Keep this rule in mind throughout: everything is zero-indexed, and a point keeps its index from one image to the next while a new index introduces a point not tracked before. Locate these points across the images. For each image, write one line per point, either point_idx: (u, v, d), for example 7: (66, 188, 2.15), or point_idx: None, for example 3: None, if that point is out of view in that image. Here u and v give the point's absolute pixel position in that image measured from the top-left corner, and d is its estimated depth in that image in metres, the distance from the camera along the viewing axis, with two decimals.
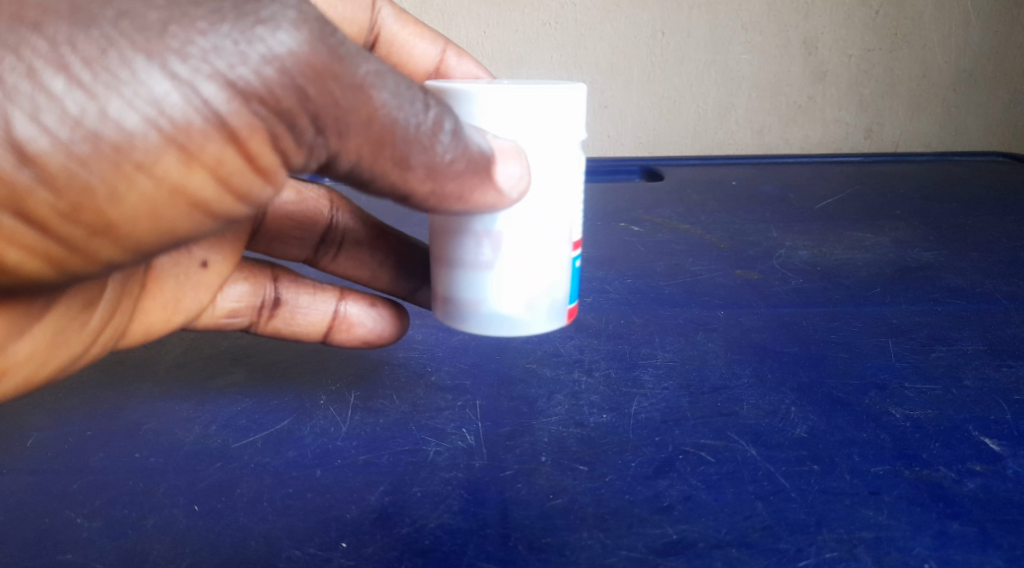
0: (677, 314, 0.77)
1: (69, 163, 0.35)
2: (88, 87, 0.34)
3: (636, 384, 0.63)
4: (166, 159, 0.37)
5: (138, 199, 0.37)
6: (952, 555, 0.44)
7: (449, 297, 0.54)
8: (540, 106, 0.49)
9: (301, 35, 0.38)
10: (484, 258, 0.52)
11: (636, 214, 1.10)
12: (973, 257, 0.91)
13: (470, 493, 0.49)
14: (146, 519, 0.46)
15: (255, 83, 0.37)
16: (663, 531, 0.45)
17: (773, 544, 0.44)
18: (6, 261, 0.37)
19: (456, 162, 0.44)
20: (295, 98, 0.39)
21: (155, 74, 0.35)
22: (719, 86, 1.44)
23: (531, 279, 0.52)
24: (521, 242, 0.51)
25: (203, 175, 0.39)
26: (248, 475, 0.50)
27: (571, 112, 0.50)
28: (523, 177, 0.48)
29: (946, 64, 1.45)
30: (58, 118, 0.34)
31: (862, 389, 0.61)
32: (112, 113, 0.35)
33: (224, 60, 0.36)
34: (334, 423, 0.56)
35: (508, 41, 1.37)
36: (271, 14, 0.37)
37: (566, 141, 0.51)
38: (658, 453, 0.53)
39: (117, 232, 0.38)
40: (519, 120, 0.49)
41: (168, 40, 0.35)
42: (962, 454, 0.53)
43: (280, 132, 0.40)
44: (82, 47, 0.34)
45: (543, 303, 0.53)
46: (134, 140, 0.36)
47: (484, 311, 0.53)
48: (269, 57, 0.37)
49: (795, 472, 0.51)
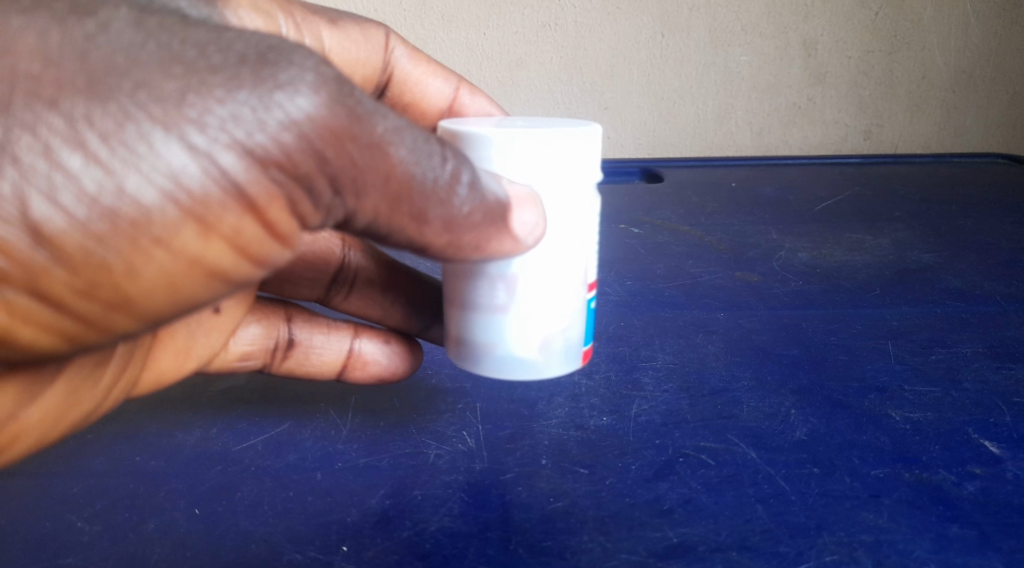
0: (677, 317, 0.77)
1: (85, 240, 0.35)
2: (106, 163, 0.34)
3: (635, 386, 0.63)
4: (183, 231, 0.37)
5: (155, 272, 0.37)
6: (952, 558, 0.44)
7: (461, 339, 0.54)
8: (550, 150, 0.49)
9: (319, 99, 0.38)
10: (498, 303, 0.52)
11: (636, 216, 1.10)
12: (973, 260, 0.91)
13: (470, 496, 0.49)
14: (146, 523, 0.46)
15: (274, 149, 0.37)
16: (662, 534, 0.45)
17: (772, 547, 0.44)
18: (25, 338, 0.37)
19: (473, 213, 0.45)
20: (312, 161, 0.39)
21: (173, 146, 0.35)
22: (719, 87, 1.43)
23: (546, 322, 0.52)
24: (537, 281, 0.51)
25: (222, 244, 0.39)
26: (249, 478, 0.50)
27: (586, 158, 0.51)
28: (538, 224, 0.48)
29: (945, 66, 1.45)
30: (75, 196, 0.34)
31: (862, 391, 0.62)
32: (129, 189, 0.35)
33: (242, 128, 0.36)
34: (334, 427, 0.57)
35: (508, 43, 1.37)
36: (289, 77, 0.37)
37: (578, 187, 0.51)
38: (658, 456, 0.53)
39: (134, 305, 0.38)
40: (535, 166, 0.49)
41: (186, 110, 0.35)
42: (962, 457, 0.53)
43: (298, 197, 0.40)
44: (101, 123, 0.34)
45: (557, 345, 0.53)
46: (151, 215, 0.35)
47: (498, 354, 0.53)
48: (288, 123, 0.37)
49: (795, 475, 0.51)
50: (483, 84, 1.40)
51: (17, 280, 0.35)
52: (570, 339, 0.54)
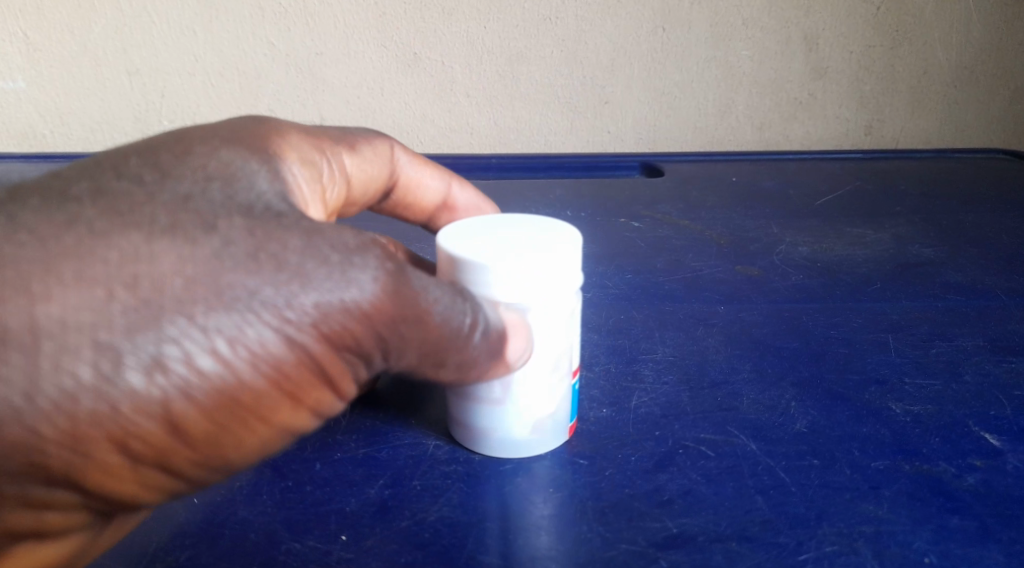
0: (678, 309, 0.77)
1: (205, 423, 0.39)
2: (226, 359, 0.39)
3: (635, 378, 0.63)
4: (272, 394, 0.41)
5: (253, 445, 0.42)
6: (952, 549, 0.44)
7: (458, 427, 0.53)
8: (545, 266, 0.49)
9: (386, 286, 0.43)
10: (494, 393, 0.51)
11: (636, 209, 1.10)
12: (973, 254, 0.90)
13: (469, 486, 0.49)
14: (146, 512, 0.46)
15: (348, 333, 0.42)
16: (662, 525, 0.45)
17: (772, 538, 0.44)
18: (120, 493, 0.40)
19: (491, 363, 0.49)
20: (375, 339, 0.44)
21: (276, 340, 0.40)
22: (720, 81, 1.43)
23: (545, 408, 0.52)
24: (532, 368, 0.51)
25: (301, 415, 0.43)
26: (248, 468, 0.50)
27: (573, 265, 0.51)
28: (529, 348, 0.50)
29: (947, 61, 1.45)
30: (203, 387, 0.38)
31: (862, 383, 0.62)
32: (243, 377, 0.39)
33: (329, 318, 0.41)
34: (334, 417, 0.56)
35: (508, 36, 1.37)
36: (362, 268, 0.42)
37: (567, 293, 0.51)
38: (658, 447, 0.53)
39: (228, 467, 0.43)
40: (529, 284, 0.49)
41: (286, 307, 0.40)
42: (962, 449, 0.53)
43: (356, 364, 0.45)
44: (223, 326, 0.38)
45: (557, 428, 0.53)
46: (258, 398, 0.40)
47: (500, 445, 0.52)
48: (362, 310, 0.42)
49: (795, 466, 0.51)
50: (484, 77, 1.40)
51: (127, 442, 0.37)
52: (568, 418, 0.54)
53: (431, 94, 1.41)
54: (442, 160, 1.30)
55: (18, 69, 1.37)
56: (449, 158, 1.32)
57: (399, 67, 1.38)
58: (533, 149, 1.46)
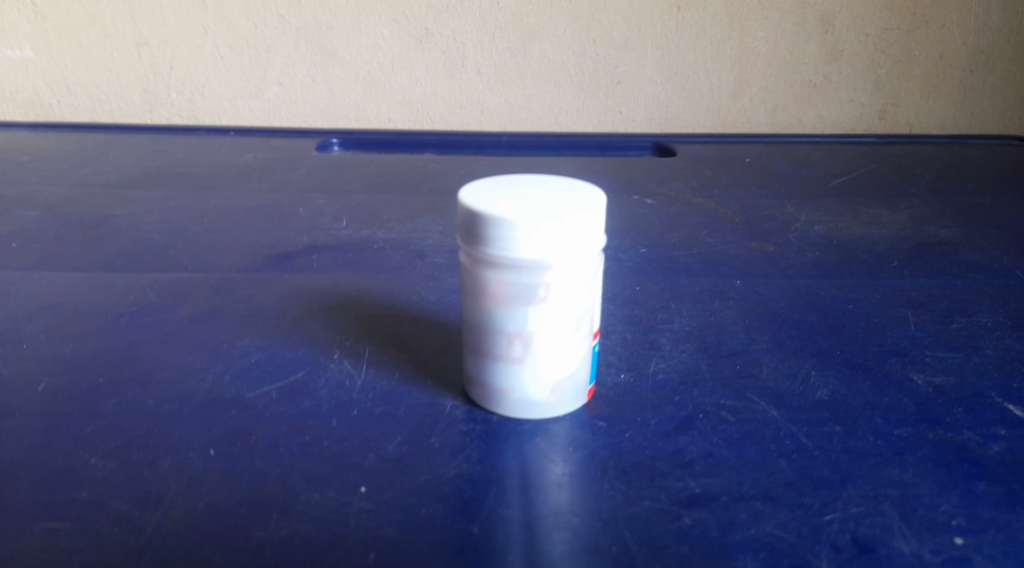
0: (693, 283, 0.76)
1: None
2: None
3: (653, 346, 0.62)
4: None
5: None
6: (979, 513, 0.43)
7: (479, 384, 0.51)
8: (570, 224, 0.46)
9: None
10: (514, 352, 0.49)
11: (649, 187, 1.09)
12: (991, 235, 0.90)
13: (488, 444, 0.48)
14: (161, 462, 0.45)
15: None
16: (684, 484, 0.45)
17: (797, 499, 0.44)
18: None
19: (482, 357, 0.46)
20: None
21: None
22: (734, 63, 1.42)
23: (566, 369, 0.50)
24: (553, 327, 0.49)
25: None
26: (265, 422, 0.50)
27: (599, 224, 0.48)
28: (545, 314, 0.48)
29: (963, 47, 1.44)
30: None
31: (883, 355, 0.61)
32: None
33: None
34: (349, 376, 0.56)
35: (522, 13, 1.35)
36: None
37: (592, 252, 0.49)
38: (678, 412, 0.52)
39: None
40: (557, 244, 0.46)
41: None
42: (985, 419, 0.52)
43: None
44: None
45: (576, 391, 0.51)
46: None
47: (520, 402, 0.50)
48: None
49: (817, 432, 0.50)
50: (496, 54, 1.39)
51: None
52: (587, 378, 0.52)
53: (442, 70, 1.40)
54: (453, 137, 1.29)
55: (26, 36, 1.36)
56: (459, 135, 1.31)
57: (411, 42, 1.37)
58: (543, 129, 1.45)
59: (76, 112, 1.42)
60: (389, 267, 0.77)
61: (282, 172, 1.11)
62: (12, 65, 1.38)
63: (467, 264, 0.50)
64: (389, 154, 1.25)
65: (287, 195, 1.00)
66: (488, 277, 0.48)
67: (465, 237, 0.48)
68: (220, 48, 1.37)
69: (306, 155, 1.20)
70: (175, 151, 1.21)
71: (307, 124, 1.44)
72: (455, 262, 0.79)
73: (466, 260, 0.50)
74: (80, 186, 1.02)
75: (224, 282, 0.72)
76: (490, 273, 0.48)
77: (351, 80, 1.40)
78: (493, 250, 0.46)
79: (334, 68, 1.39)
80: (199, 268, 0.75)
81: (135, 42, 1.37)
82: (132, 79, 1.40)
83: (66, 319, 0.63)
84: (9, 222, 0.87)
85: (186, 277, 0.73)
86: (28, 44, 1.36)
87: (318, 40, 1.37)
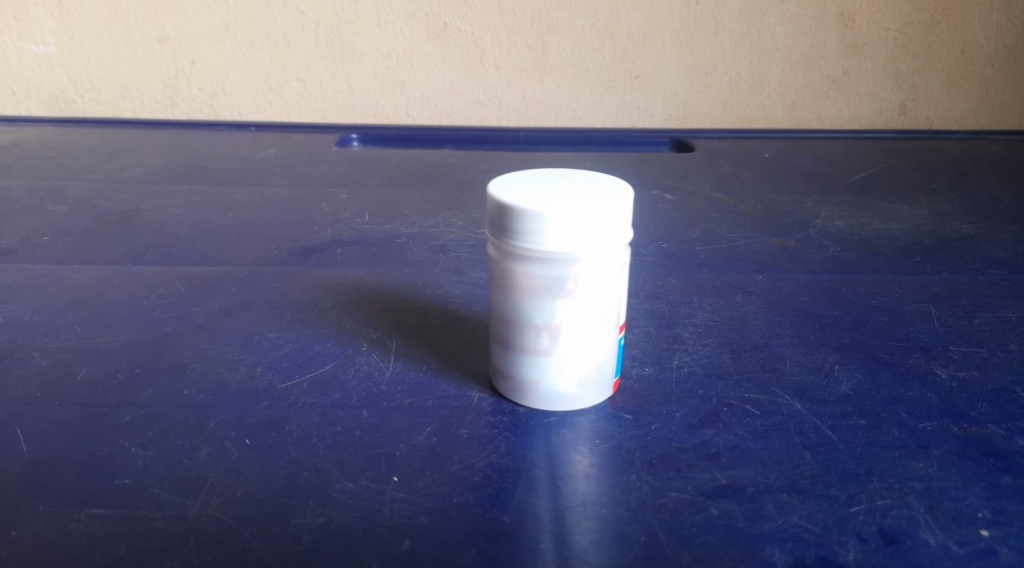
0: (714, 277, 0.76)
1: None
2: None
3: (676, 340, 0.63)
4: None
5: None
6: (1006, 505, 0.43)
7: (506, 376, 0.52)
8: (598, 217, 0.46)
9: None
10: (542, 344, 0.49)
11: (668, 183, 1.09)
12: (1014, 231, 0.89)
13: (515, 435, 0.49)
14: (200, 450, 0.47)
15: None
16: (711, 475, 0.45)
17: (823, 491, 0.44)
18: None
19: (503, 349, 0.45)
20: None
21: None
22: (753, 57, 1.42)
23: (590, 361, 0.50)
24: (580, 319, 0.49)
25: None
26: (297, 413, 0.51)
27: (626, 217, 0.49)
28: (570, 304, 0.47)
29: (985, 40, 1.42)
30: None
31: (906, 349, 0.61)
32: None
33: None
34: (377, 368, 0.57)
35: (542, 9, 1.36)
36: None
37: (618, 245, 0.49)
38: (702, 405, 0.53)
39: None
40: (583, 236, 0.46)
41: None
42: (1010, 413, 0.52)
43: None
44: None
45: (601, 384, 0.52)
46: None
47: (545, 394, 0.51)
48: None
49: (842, 425, 0.51)
50: (513, 50, 1.39)
51: None
52: (613, 370, 0.52)
53: (460, 66, 1.40)
54: (471, 132, 1.30)
55: (50, 32, 1.37)
56: (477, 130, 1.31)
57: (429, 37, 1.38)
58: (561, 124, 1.46)
59: (98, 108, 1.44)
60: (412, 261, 0.78)
61: (303, 167, 1.12)
62: (36, 61, 1.40)
63: (494, 257, 0.51)
64: (408, 150, 1.26)
65: (309, 190, 1.01)
66: (517, 270, 0.49)
67: (494, 230, 0.48)
68: (241, 43, 1.38)
69: (326, 150, 1.21)
70: (196, 146, 1.23)
71: (326, 120, 1.45)
72: (477, 257, 0.79)
73: (494, 253, 0.51)
74: (105, 181, 1.03)
75: (251, 275, 0.73)
76: (519, 265, 0.49)
77: (370, 76, 1.41)
78: (522, 242, 0.47)
79: (352, 64, 1.40)
80: (225, 261, 0.76)
81: (157, 39, 1.39)
82: (154, 75, 1.41)
83: (100, 310, 0.64)
84: (38, 216, 0.89)
85: (213, 270, 0.74)
86: (52, 40, 1.38)
87: (336, 37, 1.38)
